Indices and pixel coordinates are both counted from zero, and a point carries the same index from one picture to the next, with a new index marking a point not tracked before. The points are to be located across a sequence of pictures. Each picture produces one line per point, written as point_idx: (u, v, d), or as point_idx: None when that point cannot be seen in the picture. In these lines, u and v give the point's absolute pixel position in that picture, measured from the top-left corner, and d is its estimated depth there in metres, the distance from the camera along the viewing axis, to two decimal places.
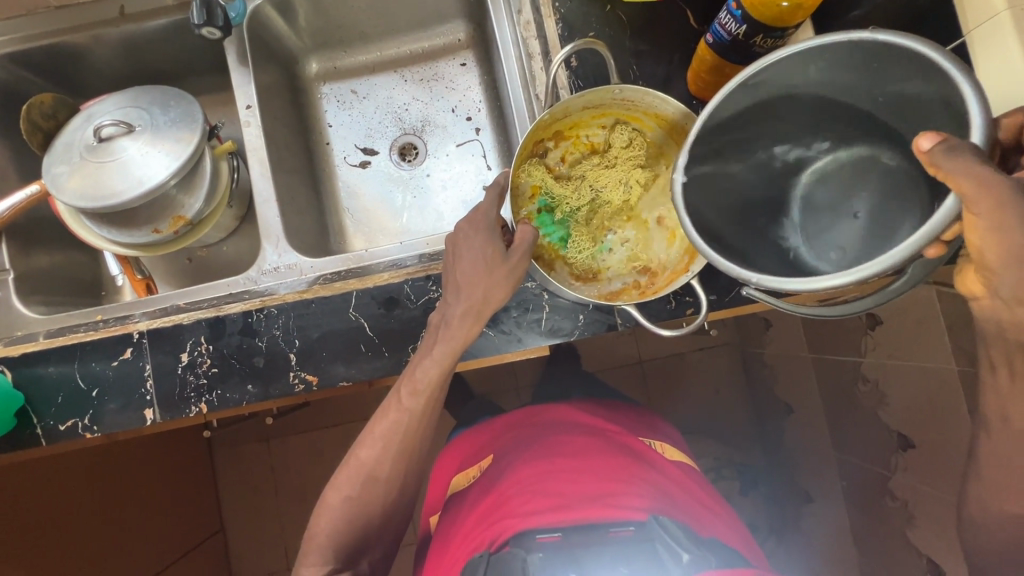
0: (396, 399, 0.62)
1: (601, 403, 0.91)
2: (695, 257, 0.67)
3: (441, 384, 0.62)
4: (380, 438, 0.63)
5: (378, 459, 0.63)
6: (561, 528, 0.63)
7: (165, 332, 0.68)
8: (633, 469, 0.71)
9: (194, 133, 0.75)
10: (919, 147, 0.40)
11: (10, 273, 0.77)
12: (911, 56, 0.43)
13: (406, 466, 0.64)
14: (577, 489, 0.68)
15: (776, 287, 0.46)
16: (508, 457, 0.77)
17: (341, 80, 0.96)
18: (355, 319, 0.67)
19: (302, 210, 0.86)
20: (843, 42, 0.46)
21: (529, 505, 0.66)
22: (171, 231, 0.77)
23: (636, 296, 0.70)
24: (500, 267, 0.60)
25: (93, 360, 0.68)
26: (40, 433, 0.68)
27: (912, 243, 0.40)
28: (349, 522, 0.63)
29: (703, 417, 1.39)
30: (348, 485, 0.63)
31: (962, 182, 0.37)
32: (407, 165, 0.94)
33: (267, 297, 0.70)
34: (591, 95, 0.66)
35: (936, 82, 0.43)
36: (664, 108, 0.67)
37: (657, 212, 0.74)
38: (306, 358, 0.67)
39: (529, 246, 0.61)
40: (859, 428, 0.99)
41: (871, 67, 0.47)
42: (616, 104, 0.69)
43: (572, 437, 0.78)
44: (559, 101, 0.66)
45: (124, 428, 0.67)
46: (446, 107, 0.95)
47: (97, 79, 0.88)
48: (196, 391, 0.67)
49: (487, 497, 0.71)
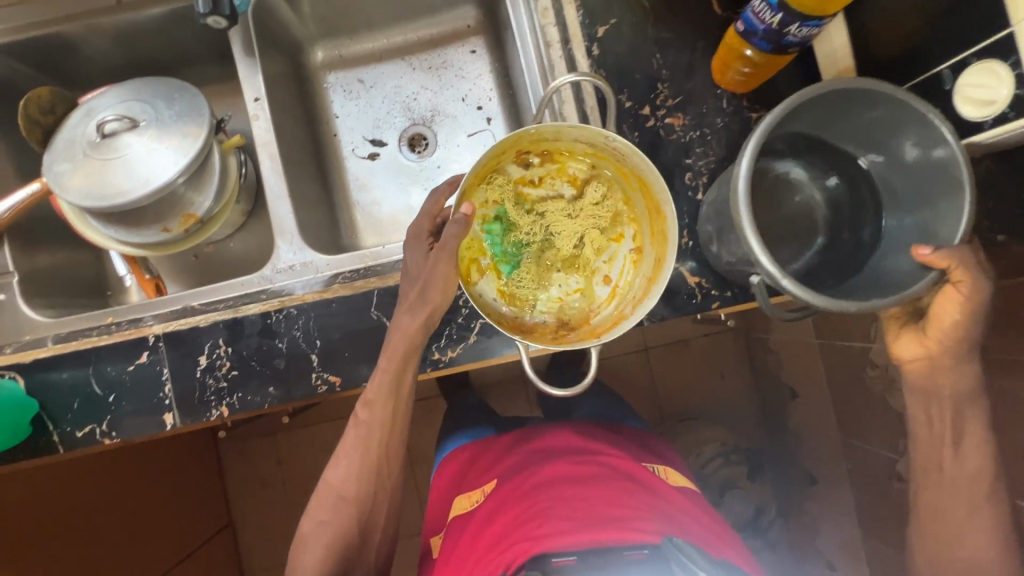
0: (357, 419, 0.65)
1: (603, 425, 0.92)
2: (616, 325, 0.66)
3: (393, 396, 0.63)
4: (347, 457, 0.66)
5: (348, 478, 0.65)
6: (577, 552, 0.64)
7: (182, 335, 0.66)
8: (639, 493, 0.72)
9: (201, 128, 0.72)
10: (920, 252, 0.48)
11: (15, 275, 0.75)
12: (941, 152, 0.48)
13: (377, 484, 0.66)
14: (588, 513, 0.68)
15: (793, 295, 0.47)
16: (516, 478, 0.77)
17: (347, 69, 0.93)
18: (377, 318, 0.66)
19: (313, 205, 0.84)
20: (908, 105, 0.47)
21: (543, 528, 0.67)
22: (181, 230, 0.75)
23: (546, 338, 0.67)
24: (432, 267, 0.60)
25: (109, 364, 0.66)
26: (56, 441, 0.66)
27: (887, 302, 0.48)
28: (326, 545, 0.64)
29: (706, 404, 1.42)
30: (321, 509, 0.66)
31: (961, 269, 0.48)
32: (417, 156, 0.92)
33: (286, 297, 0.68)
34: (586, 130, 0.63)
35: (944, 183, 0.49)
36: (650, 174, 0.63)
37: (607, 270, 0.72)
38: (328, 359, 0.66)
39: (455, 235, 0.60)
40: (868, 412, 1.00)
41: (897, 133, 0.51)
42: (610, 151, 0.65)
43: (579, 461, 0.78)
44: (553, 119, 0.62)
45: (143, 433, 0.65)
46: (455, 96, 0.93)
47: (94, 70, 0.84)
48: (217, 395, 0.65)
49: (497, 520, 0.72)
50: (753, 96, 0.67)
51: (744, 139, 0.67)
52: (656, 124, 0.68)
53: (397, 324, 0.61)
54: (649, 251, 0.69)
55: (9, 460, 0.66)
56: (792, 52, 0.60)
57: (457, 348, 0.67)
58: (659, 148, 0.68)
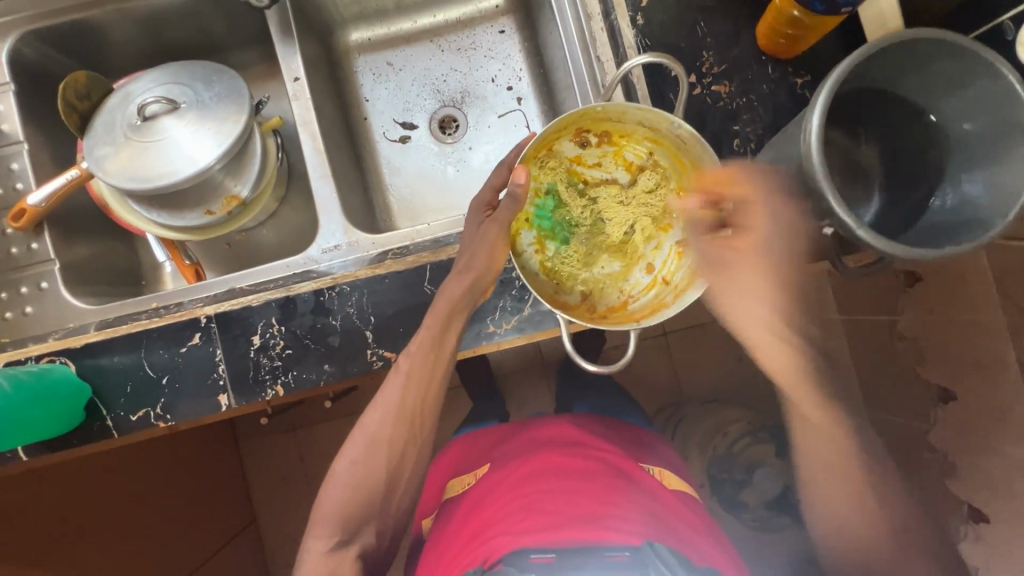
0: (396, 367, 0.58)
1: (608, 420, 0.91)
2: (655, 313, 0.63)
3: (437, 352, 0.58)
4: (382, 404, 0.57)
5: (383, 422, 0.57)
6: (556, 549, 0.63)
7: (234, 315, 0.65)
8: (627, 491, 0.71)
9: (243, 110, 0.72)
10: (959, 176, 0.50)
11: (56, 263, 0.73)
12: (1011, 103, 0.49)
13: (408, 431, 0.57)
14: (572, 511, 0.68)
15: (867, 242, 0.49)
16: (508, 469, 0.76)
17: (376, 52, 0.93)
18: (431, 292, 0.65)
19: (351, 187, 0.83)
20: (978, 57, 0.49)
21: (523, 524, 0.66)
22: (223, 212, 0.75)
23: (585, 317, 0.65)
24: (482, 235, 0.60)
25: (161, 347, 0.65)
26: (110, 425, 0.65)
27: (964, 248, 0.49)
28: (353, 488, 0.56)
29: (725, 384, 1.38)
30: (353, 450, 0.57)
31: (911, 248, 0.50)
32: (448, 138, 0.92)
33: (337, 275, 0.68)
34: (651, 114, 0.58)
35: (1007, 134, 0.51)
36: (710, 167, 0.59)
37: (652, 257, 0.69)
38: (383, 335, 0.65)
39: (507, 209, 0.59)
40: (898, 384, 0.99)
41: (962, 87, 0.52)
42: (670, 138, 0.61)
43: (571, 457, 0.77)
44: (618, 101, 0.58)
45: (198, 415, 0.65)
46: (485, 76, 0.93)
47: (125, 57, 0.83)
48: (272, 374, 0.65)
49: (482, 512, 0.71)
50: (797, 62, 0.67)
51: (790, 104, 0.67)
52: (704, 92, 0.68)
53: (444, 288, 0.58)
54: None
55: (62, 447, 0.65)
56: (844, 12, 0.60)
57: (513, 320, 0.64)
58: (707, 115, 0.68)
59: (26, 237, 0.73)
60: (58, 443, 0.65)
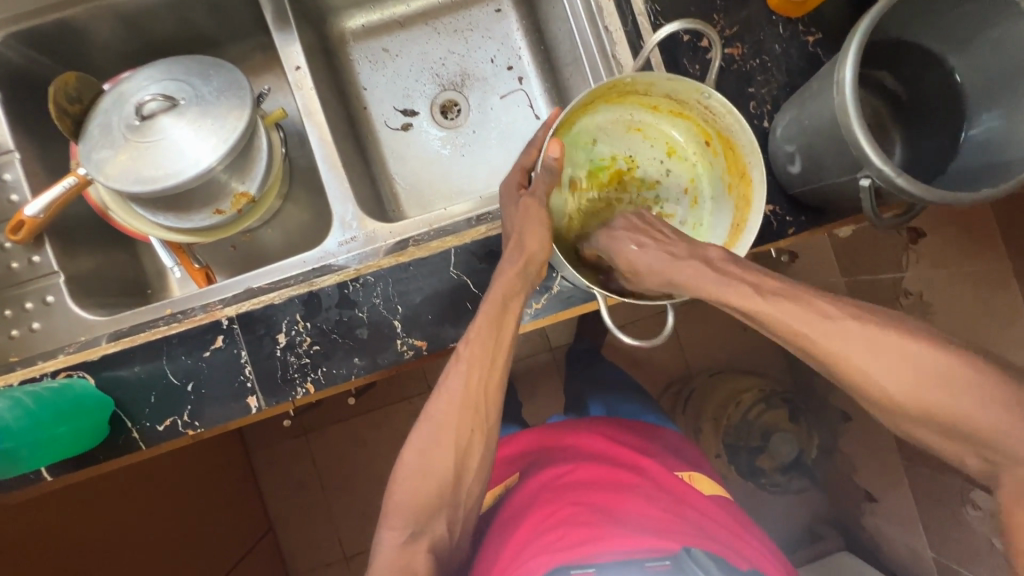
0: (456, 358, 0.57)
1: (621, 419, 0.85)
2: None
3: (498, 336, 0.57)
4: (447, 392, 0.56)
5: (449, 409, 0.55)
6: (594, 564, 0.58)
7: (256, 314, 0.63)
8: (662, 499, 0.66)
9: (245, 102, 0.69)
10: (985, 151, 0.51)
11: (60, 275, 0.71)
12: None
13: (473, 417, 0.55)
14: (610, 522, 0.62)
15: (905, 191, 0.50)
16: (536, 480, 0.69)
17: (372, 39, 0.90)
18: (457, 277, 0.64)
19: (358, 177, 0.81)
20: None
21: (557, 541, 0.60)
22: (234, 210, 0.73)
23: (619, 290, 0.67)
24: (520, 212, 0.60)
25: (183, 354, 0.63)
26: (138, 437, 0.63)
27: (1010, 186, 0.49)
28: (420, 476, 0.55)
29: (739, 354, 1.25)
30: (420, 437, 0.56)
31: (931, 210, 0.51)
32: (452, 123, 0.90)
33: (359, 266, 0.66)
34: (680, 85, 0.61)
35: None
36: (739, 137, 0.63)
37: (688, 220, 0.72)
38: (413, 323, 0.64)
39: (540, 181, 0.61)
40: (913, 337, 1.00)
41: (987, 30, 0.53)
42: (699, 109, 0.65)
43: (593, 465, 0.70)
44: (648, 74, 0.61)
45: (227, 420, 0.63)
46: (484, 57, 0.91)
47: (113, 58, 0.80)
48: (301, 371, 0.63)
49: (511, 530, 0.64)
50: (808, 20, 0.67)
51: (804, 63, 0.67)
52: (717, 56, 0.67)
53: (500, 270, 0.58)
54: (729, 212, 0.68)
55: (92, 463, 0.64)
56: None
57: (542, 299, 0.65)
58: (723, 79, 0.67)
59: (26, 250, 0.70)
60: (87, 459, 0.63)
